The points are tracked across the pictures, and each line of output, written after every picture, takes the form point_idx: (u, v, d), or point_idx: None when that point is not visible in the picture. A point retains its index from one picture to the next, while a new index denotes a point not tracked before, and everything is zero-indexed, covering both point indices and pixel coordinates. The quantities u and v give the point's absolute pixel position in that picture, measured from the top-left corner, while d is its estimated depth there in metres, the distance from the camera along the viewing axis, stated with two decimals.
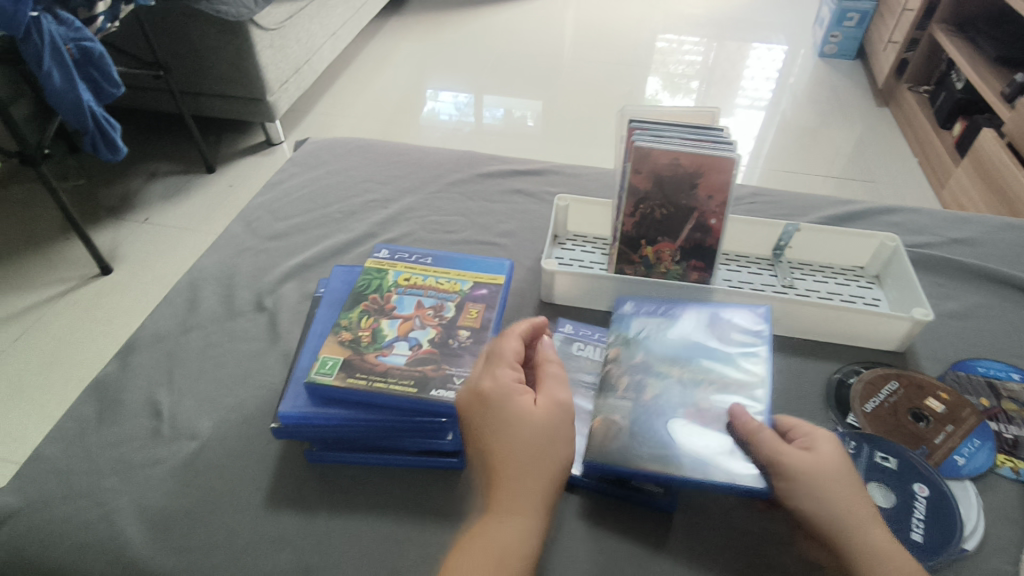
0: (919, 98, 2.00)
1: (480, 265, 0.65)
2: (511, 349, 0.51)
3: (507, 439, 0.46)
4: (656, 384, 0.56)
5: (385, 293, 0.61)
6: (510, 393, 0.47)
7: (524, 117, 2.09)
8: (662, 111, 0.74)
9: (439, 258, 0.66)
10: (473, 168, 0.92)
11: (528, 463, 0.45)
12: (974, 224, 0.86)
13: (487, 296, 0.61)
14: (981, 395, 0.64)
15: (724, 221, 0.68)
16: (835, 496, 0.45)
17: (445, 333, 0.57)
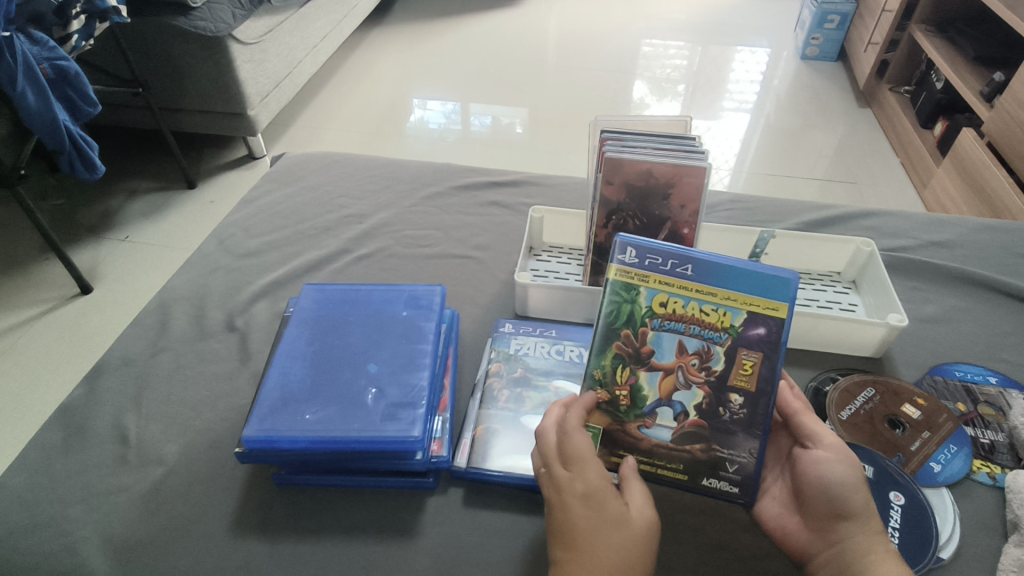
0: (899, 98, 2.01)
1: (758, 280, 0.52)
2: (582, 442, 0.48)
3: (587, 536, 0.43)
4: (530, 394, 0.60)
5: (638, 327, 0.53)
6: (590, 485, 0.46)
7: (513, 124, 2.10)
8: (634, 121, 0.74)
9: (701, 267, 0.52)
10: (450, 180, 0.91)
11: (615, 552, 0.43)
12: (951, 226, 0.86)
13: (764, 340, 0.51)
14: (958, 399, 0.64)
15: (697, 231, 0.68)
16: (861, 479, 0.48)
17: (715, 398, 0.52)
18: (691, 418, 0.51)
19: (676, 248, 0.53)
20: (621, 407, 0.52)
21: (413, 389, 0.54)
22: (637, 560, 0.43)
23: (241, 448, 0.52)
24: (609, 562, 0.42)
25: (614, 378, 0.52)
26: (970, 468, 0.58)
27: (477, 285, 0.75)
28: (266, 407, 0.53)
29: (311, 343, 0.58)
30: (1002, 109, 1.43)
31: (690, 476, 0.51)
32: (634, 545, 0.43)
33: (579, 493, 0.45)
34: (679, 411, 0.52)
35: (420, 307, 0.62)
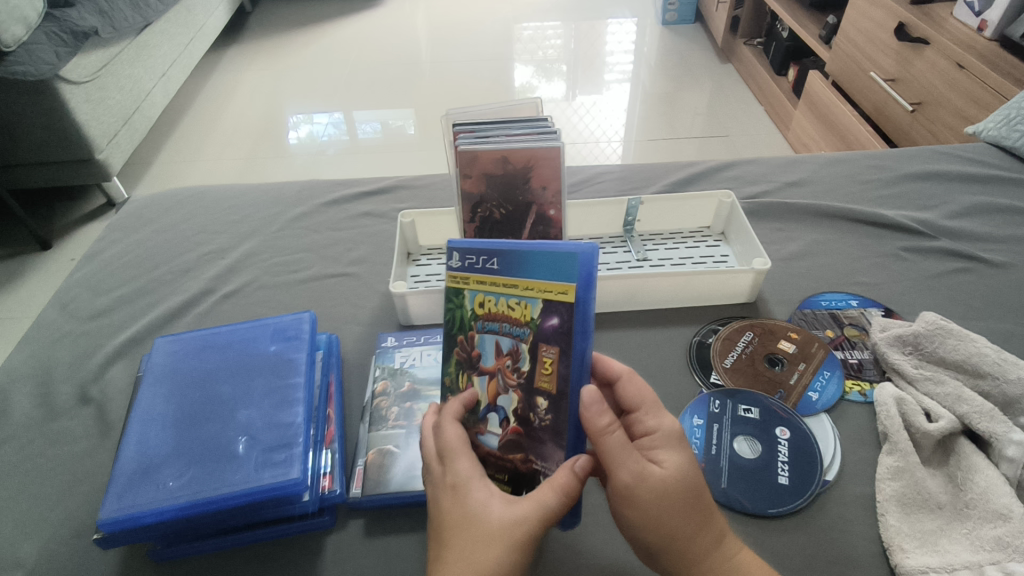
0: (754, 50, 2.13)
1: (551, 262, 0.47)
2: (453, 434, 0.48)
3: (455, 542, 0.43)
4: (419, 406, 0.58)
5: (466, 331, 0.51)
6: (462, 491, 0.45)
7: (411, 124, 2.06)
8: (486, 110, 0.72)
9: (506, 259, 0.49)
10: (316, 197, 0.87)
11: (479, 551, 0.42)
12: (802, 165, 0.92)
13: (558, 332, 0.47)
14: (826, 327, 0.68)
15: (563, 211, 0.67)
16: (675, 516, 0.44)
17: (527, 401, 0.48)
18: (512, 424, 0.49)
19: (487, 243, 0.50)
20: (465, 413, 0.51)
21: (287, 429, 0.51)
22: (493, 559, 0.42)
23: (99, 534, 0.46)
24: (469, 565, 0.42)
25: (457, 385, 0.52)
26: (843, 390, 0.62)
27: (356, 303, 0.72)
28: (123, 483, 0.48)
29: (168, 400, 0.54)
30: (839, 49, 1.54)
31: (513, 488, 0.48)
32: (495, 540, 0.43)
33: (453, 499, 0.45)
34: (503, 416, 0.49)
35: (288, 339, 0.59)
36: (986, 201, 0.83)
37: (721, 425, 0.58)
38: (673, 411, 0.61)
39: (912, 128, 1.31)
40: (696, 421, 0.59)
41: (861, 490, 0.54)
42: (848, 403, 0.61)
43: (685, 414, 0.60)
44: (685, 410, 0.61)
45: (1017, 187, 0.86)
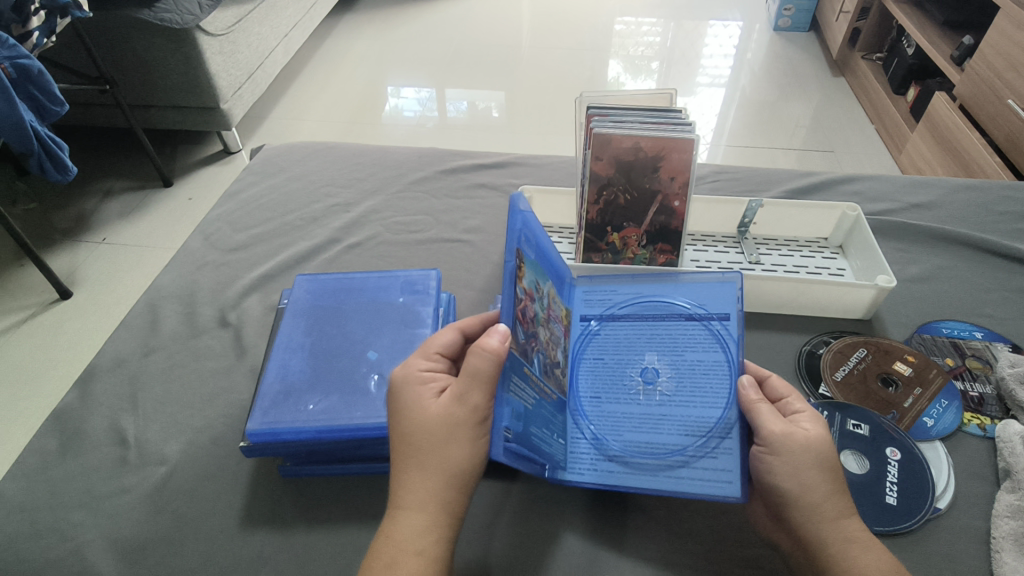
0: (872, 65, 2.03)
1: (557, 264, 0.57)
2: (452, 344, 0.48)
3: (396, 433, 0.44)
4: None
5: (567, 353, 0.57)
6: (409, 382, 0.45)
7: (487, 108, 2.08)
8: (618, 96, 0.73)
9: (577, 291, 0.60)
10: (435, 164, 0.90)
11: (440, 448, 0.42)
12: (931, 187, 0.88)
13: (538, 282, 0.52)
14: (946, 355, 0.66)
15: (687, 203, 0.68)
16: (822, 475, 0.44)
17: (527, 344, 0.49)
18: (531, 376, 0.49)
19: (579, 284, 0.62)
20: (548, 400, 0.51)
21: None
22: (455, 458, 0.42)
23: (245, 443, 0.52)
24: (424, 461, 0.42)
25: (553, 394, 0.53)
26: (960, 421, 0.60)
27: (470, 269, 0.75)
28: (268, 401, 0.52)
29: (308, 334, 0.58)
30: (973, 73, 1.46)
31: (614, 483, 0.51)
32: (454, 433, 0.42)
33: (399, 387, 0.45)
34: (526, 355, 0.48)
35: (416, 292, 0.62)
36: None
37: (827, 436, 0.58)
38: None
39: None
40: None
41: (974, 523, 0.53)
42: (965, 434, 0.59)
43: None
44: None
45: None
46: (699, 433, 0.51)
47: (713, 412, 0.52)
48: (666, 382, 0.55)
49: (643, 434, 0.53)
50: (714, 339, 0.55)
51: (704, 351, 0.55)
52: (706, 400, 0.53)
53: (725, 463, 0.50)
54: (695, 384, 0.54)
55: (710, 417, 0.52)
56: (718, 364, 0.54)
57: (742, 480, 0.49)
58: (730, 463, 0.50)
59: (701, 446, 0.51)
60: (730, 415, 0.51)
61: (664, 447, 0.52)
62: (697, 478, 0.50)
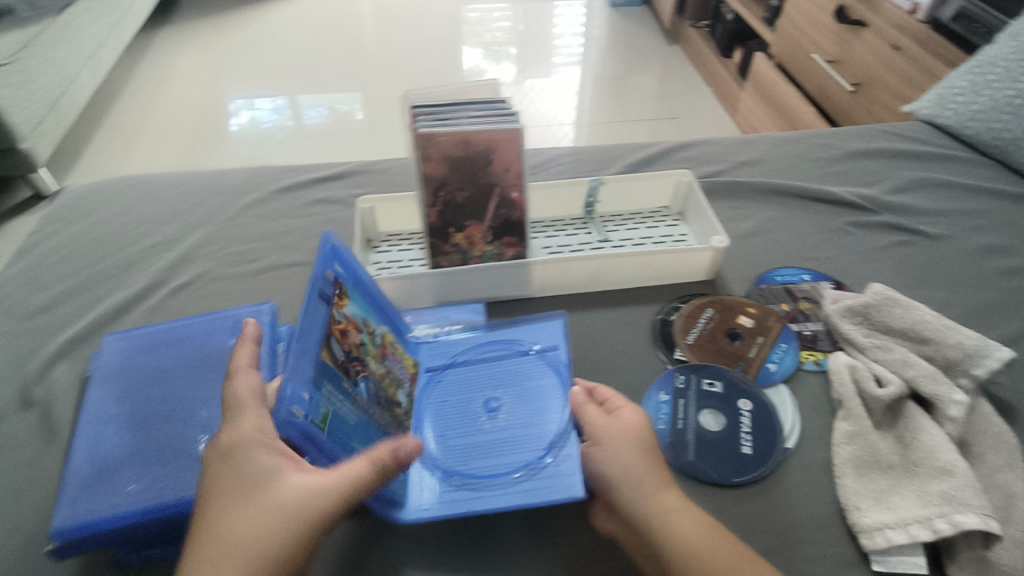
0: (702, 32, 2.16)
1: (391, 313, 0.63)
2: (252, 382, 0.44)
3: (233, 505, 0.38)
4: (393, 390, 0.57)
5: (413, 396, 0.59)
6: (255, 446, 0.40)
7: (354, 109, 2.00)
8: (443, 91, 0.71)
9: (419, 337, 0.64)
10: (268, 184, 0.83)
11: (289, 518, 0.38)
12: (754, 144, 0.94)
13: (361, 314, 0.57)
14: (781, 301, 0.70)
15: (525, 192, 0.67)
16: (639, 453, 0.48)
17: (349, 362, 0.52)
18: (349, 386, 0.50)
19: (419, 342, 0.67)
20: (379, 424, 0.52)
21: None
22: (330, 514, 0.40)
23: (54, 545, 0.44)
24: (264, 537, 0.38)
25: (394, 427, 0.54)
26: (798, 361, 0.64)
27: None
28: (76, 491, 0.45)
29: (121, 402, 0.51)
30: (783, 32, 1.59)
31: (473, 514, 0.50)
32: (312, 498, 0.39)
33: (243, 452, 0.40)
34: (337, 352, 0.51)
35: None
36: (925, 176, 0.87)
37: (686, 400, 0.60)
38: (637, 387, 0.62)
39: (852, 108, 1.36)
40: (662, 397, 0.61)
41: (817, 455, 0.57)
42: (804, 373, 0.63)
43: (650, 391, 0.61)
44: (650, 387, 0.62)
45: (949, 163, 0.91)
46: (542, 444, 0.54)
47: (552, 427, 0.56)
48: (508, 408, 0.58)
49: (490, 457, 0.54)
50: (551, 367, 0.61)
51: (537, 376, 0.60)
52: (545, 417, 0.57)
53: (568, 469, 0.52)
54: (533, 405, 0.58)
55: (550, 430, 0.55)
56: (551, 385, 0.59)
57: (583, 478, 0.51)
58: (572, 467, 0.52)
59: (544, 458, 0.53)
60: (567, 425, 0.55)
61: (510, 465, 0.53)
62: (544, 487, 0.51)
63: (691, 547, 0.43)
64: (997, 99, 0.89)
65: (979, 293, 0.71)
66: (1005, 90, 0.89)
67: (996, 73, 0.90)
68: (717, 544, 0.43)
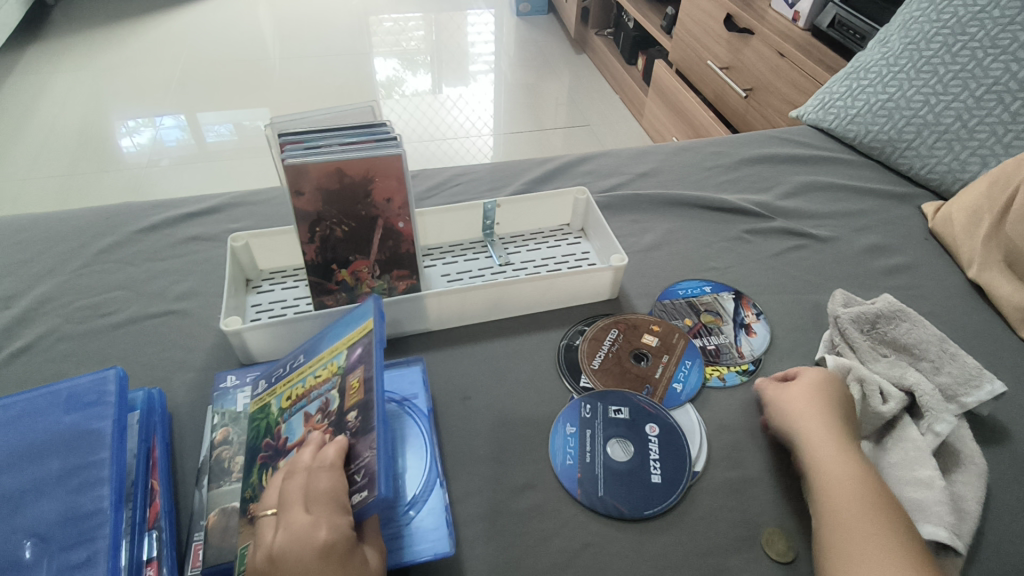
0: (606, 40, 2.19)
1: (349, 324, 0.55)
2: (330, 485, 0.42)
3: None
4: None
5: (274, 429, 0.50)
6: (351, 550, 0.40)
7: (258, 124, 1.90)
8: (315, 116, 0.65)
9: (311, 349, 0.55)
10: (130, 224, 0.75)
11: None
12: (652, 155, 0.94)
13: (360, 356, 0.50)
14: (685, 315, 0.70)
15: (412, 222, 0.63)
16: (800, 415, 0.54)
17: (338, 425, 0.47)
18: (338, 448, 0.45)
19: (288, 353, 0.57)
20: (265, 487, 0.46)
21: (88, 521, 0.42)
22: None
23: None
24: None
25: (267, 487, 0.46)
26: (703, 376, 0.63)
27: (186, 343, 0.63)
28: None
29: None
30: (680, 39, 1.62)
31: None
32: None
33: (343, 557, 0.40)
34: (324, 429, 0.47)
35: (87, 406, 0.48)
36: (813, 180, 0.90)
37: (592, 431, 0.57)
38: (541, 419, 0.59)
39: (747, 112, 1.41)
40: (568, 430, 0.58)
41: (726, 475, 0.55)
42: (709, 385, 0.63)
43: (557, 423, 0.58)
44: (556, 419, 0.59)
45: (835, 165, 0.94)
46: (404, 498, 0.51)
47: (412, 482, 0.52)
48: None
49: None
50: (411, 418, 0.57)
51: (398, 426, 0.56)
52: (405, 470, 0.53)
53: (429, 524, 0.50)
54: (393, 457, 0.54)
55: (414, 484, 0.52)
56: (411, 439, 0.55)
57: (449, 532, 0.49)
58: (434, 522, 0.50)
59: (407, 513, 0.50)
60: (431, 476, 0.53)
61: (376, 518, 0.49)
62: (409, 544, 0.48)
63: (831, 504, 0.48)
64: (872, 103, 0.94)
65: (868, 294, 0.73)
66: (879, 95, 0.93)
67: (869, 79, 0.95)
68: (865, 507, 0.47)
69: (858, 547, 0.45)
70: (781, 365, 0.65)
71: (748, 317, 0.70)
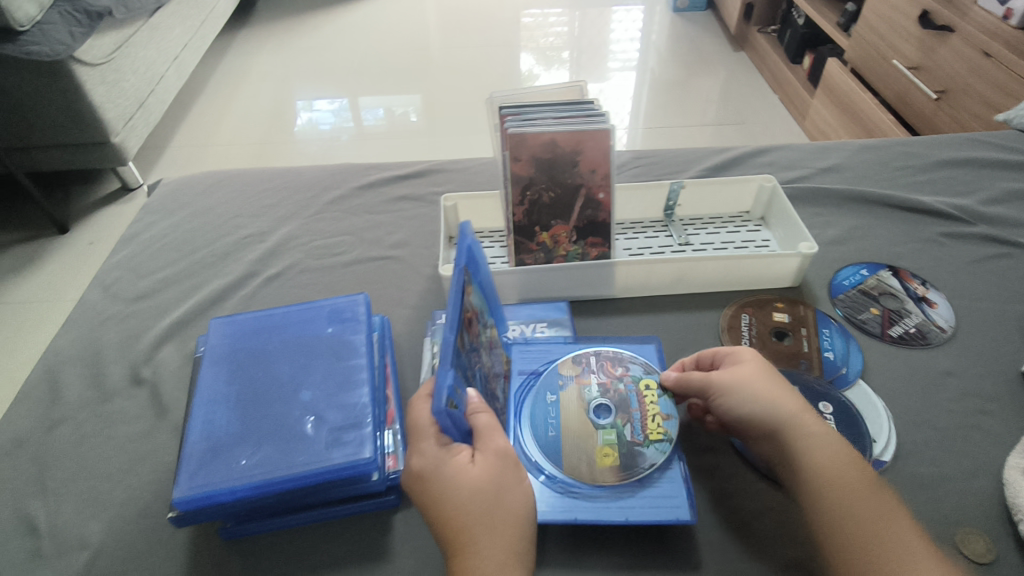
0: (769, 38, 2.12)
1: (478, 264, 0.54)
2: (421, 413, 0.46)
3: (446, 509, 0.43)
4: None
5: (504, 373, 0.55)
6: (441, 462, 0.44)
7: (407, 113, 2.03)
8: (528, 93, 0.72)
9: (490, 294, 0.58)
10: (351, 181, 0.86)
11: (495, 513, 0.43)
12: (836, 150, 0.92)
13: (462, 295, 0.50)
14: (868, 305, 0.69)
15: (611, 194, 0.68)
16: (778, 386, 0.51)
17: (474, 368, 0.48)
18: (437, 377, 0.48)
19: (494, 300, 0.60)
20: None
21: (354, 409, 0.51)
22: (511, 504, 0.44)
23: (173, 512, 0.47)
24: (488, 526, 0.43)
25: None
26: (847, 342, 0.65)
27: (401, 286, 0.72)
28: (192, 462, 0.48)
29: (231, 381, 0.53)
30: (860, 37, 1.54)
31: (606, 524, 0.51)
32: (500, 488, 0.44)
33: (434, 472, 0.44)
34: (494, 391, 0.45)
35: (344, 321, 0.58)
36: (1021, 189, 0.83)
37: None
38: None
39: (935, 116, 1.31)
40: None
41: (916, 469, 0.55)
42: (643, 458, 0.53)
43: None
44: None
45: None
46: (647, 461, 0.53)
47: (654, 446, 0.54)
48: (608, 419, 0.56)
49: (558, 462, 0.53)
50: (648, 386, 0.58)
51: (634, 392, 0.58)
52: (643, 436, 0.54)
53: (670, 491, 0.51)
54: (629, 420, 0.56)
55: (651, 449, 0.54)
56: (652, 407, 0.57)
57: (691, 502, 0.50)
58: (671, 490, 0.51)
59: (649, 476, 0.52)
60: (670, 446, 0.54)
61: (619, 476, 0.52)
62: (638, 504, 0.50)
63: (837, 480, 0.46)
64: None
65: None
66: None
67: None
68: (866, 475, 0.47)
69: (879, 524, 0.44)
70: (980, 372, 0.62)
71: (918, 289, 0.71)
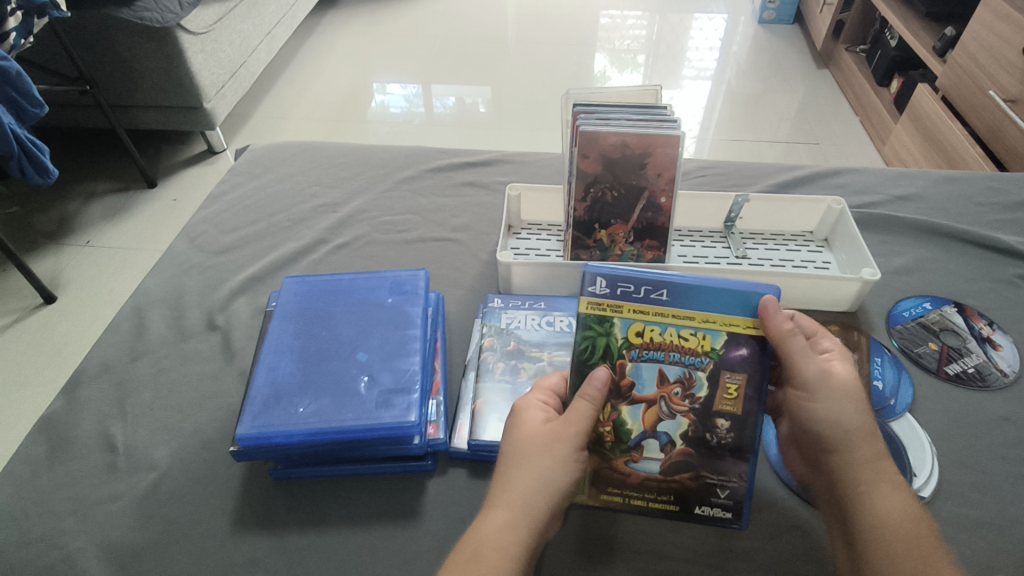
0: (856, 57, 2.05)
1: (734, 299, 0.49)
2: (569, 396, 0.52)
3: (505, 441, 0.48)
4: (524, 366, 0.60)
5: (617, 360, 0.50)
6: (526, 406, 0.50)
7: (476, 104, 2.06)
8: (604, 93, 0.74)
9: (677, 291, 0.50)
10: (420, 163, 0.90)
11: (536, 461, 0.46)
12: (914, 179, 0.89)
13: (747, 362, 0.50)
14: (927, 339, 0.67)
15: (673, 199, 0.69)
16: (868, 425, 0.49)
17: (700, 425, 0.51)
18: (677, 448, 0.51)
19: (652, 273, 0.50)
20: (607, 444, 0.51)
21: (405, 375, 0.54)
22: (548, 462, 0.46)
23: (235, 447, 0.51)
24: (523, 462, 0.46)
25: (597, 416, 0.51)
26: (899, 375, 0.63)
27: (458, 267, 0.75)
28: (256, 405, 0.52)
29: (297, 336, 0.57)
30: (955, 65, 1.47)
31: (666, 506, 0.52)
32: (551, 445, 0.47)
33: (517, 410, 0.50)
34: (666, 442, 0.51)
35: (405, 293, 0.61)
36: None
37: None
38: None
39: None
40: None
41: (958, 510, 0.53)
42: None
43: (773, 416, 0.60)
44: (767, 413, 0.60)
45: None
46: None
47: None
48: None
49: None
50: None
51: None
52: None
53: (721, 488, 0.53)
54: None
55: None
56: None
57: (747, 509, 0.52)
58: None
59: None
60: None
61: None
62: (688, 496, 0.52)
63: (888, 539, 0.44)
64: None
65: None
66: None
67: None
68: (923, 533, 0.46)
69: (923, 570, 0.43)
70: None
71: (983, 329, 0.69)
